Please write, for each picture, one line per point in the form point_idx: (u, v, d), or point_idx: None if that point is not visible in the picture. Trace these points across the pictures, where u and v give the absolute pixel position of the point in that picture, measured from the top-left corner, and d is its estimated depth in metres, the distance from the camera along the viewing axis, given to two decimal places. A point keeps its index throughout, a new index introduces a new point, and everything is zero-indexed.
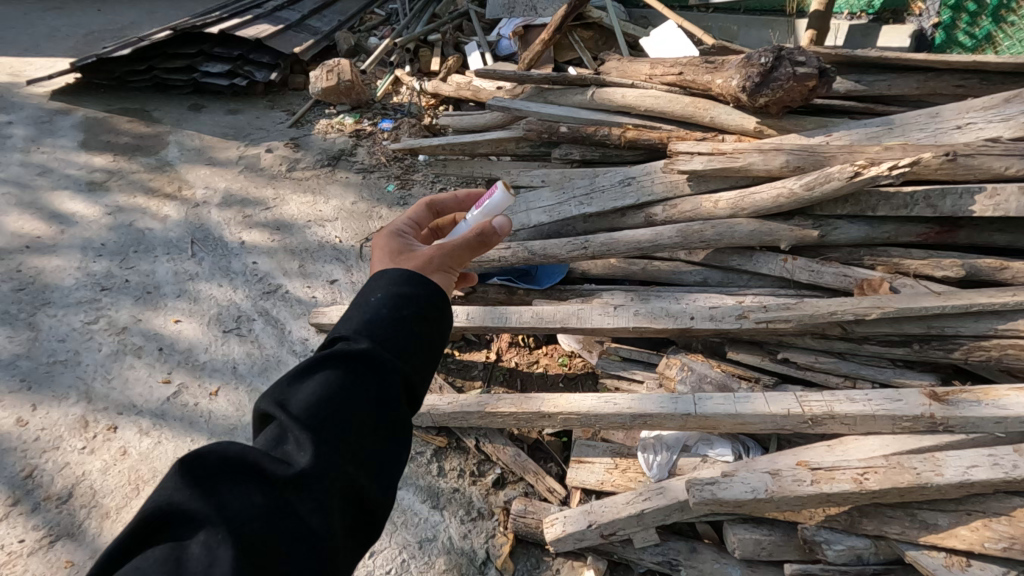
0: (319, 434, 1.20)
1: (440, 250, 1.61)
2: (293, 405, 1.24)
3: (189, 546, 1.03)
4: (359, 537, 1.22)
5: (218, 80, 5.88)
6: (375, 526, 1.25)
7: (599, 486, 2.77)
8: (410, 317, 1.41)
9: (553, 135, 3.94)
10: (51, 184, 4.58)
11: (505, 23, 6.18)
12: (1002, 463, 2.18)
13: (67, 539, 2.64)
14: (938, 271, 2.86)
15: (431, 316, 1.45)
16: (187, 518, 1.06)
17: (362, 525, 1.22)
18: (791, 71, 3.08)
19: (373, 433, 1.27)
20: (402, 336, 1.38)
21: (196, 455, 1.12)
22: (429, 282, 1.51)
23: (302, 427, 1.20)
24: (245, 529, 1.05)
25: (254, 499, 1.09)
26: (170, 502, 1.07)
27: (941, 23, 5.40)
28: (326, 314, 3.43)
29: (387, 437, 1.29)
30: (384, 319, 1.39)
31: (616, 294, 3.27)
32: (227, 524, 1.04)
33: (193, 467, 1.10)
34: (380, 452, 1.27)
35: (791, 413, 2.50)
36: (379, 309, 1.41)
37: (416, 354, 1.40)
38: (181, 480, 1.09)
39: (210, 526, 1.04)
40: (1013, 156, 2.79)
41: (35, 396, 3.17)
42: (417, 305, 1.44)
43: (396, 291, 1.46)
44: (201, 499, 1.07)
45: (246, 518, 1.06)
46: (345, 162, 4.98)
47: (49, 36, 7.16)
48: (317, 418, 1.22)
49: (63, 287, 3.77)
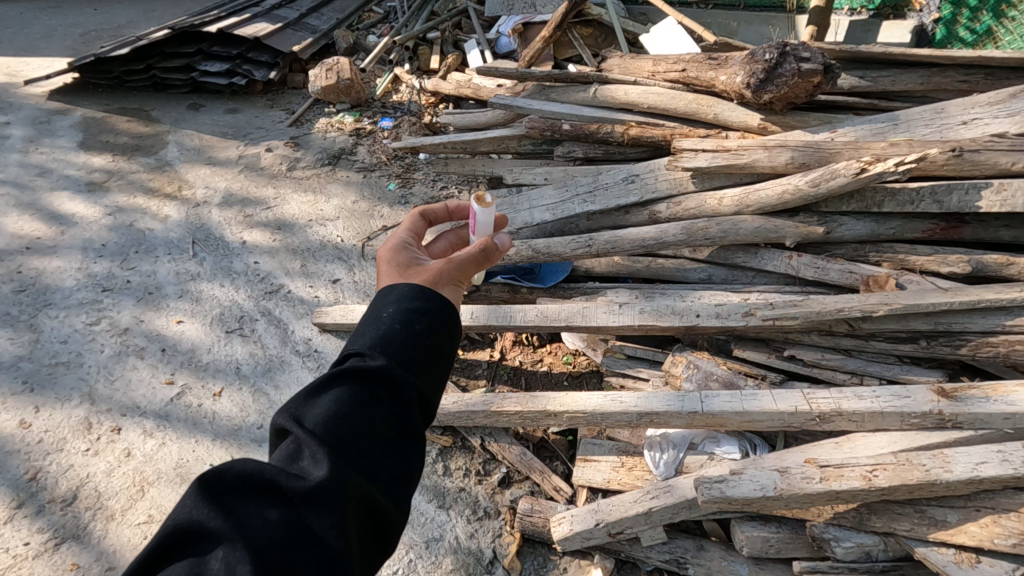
0: (336, 451, 1.19)
1: (449, 263, 1.61)
2: (308, 422, 1.23)
3: (208, 563, 1.02)
4: (374, 556, 1.20)
5: (217, 79, 5.85)
6: (390, 545, 1.23)
7: (605, 485, 2.75)
8: (424, 331, 1.41)
9: (556, 133, 3.93)
10: (51, 184, 4.56)
11: (505, 21, 6.15)
12: (1011, 459, 2.17)
13: (72, 541, 2.62)
14: (945, 267, 2.84)
15: (441, 329, 1.44)
16: (208, 535, 1.05)
17: (377, 543, 1.21)
18: (796, 67, 3.06)
19: (390, 449, 1.25)
20: (416, 351, 1.37)
21: (216, 473, 1.11)
22: (443, 297, 1.52)
23: (318, 443, 1.19)
24: (264, 547, 1.05)
25: (272, 515, 1.08)
26: (191, 519, 1.06)
27: (941, 18, 5.42)
28: (330, 314, 3.54)
29: (403, 453, 1.27)
30: (397, 335, 1.38)
31: (620, 291, 3.27)
32: (247, 541, 1.04)
33: (213, 485, 1.10)
34: (396, 469, 1.26)
35: (799, 411, 2.49)
36: (393, 325, 1.40)
37: (430, 369, 1.39)
38: (201, 498, 1.09)
39: (229, 543, 1.03)
40: (1019, 151, 2.77)
41: (38, 398, 3.15)
42: (431, 319, 1.44)
43: (409, 305, 1.45)
44: (221, 517, 1.06)
45: (265, 536, 1.06)
46: (345, 161, 4.96)
47: (45, 36, 7.13)
48: (333, 435, 1.21)
49: (65, 288, 3.75)
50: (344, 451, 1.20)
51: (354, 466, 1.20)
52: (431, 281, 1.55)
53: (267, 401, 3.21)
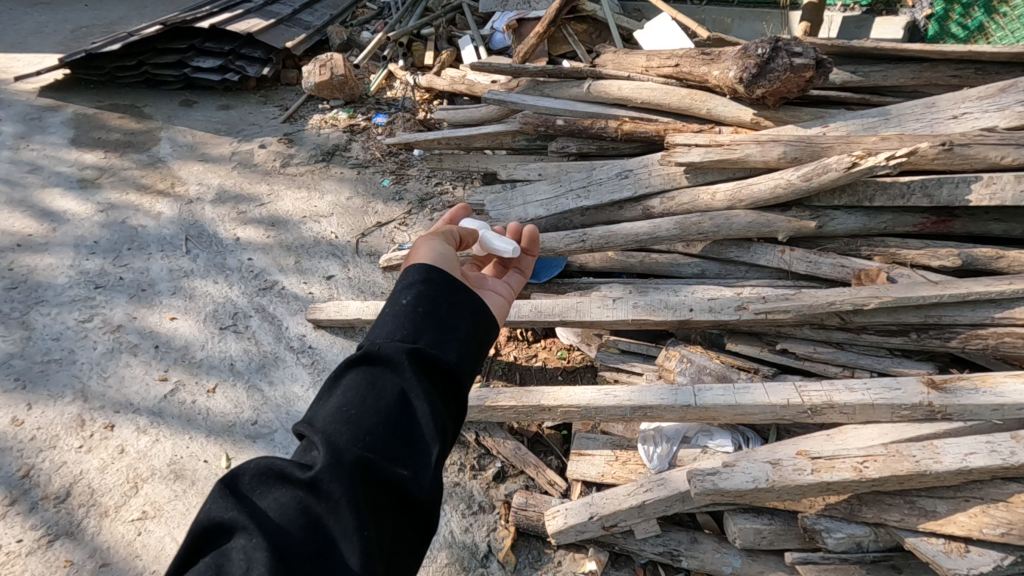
0: (343, 435, 1.20)
1: (436, 241, 1.64)
2: (317, 416, 1.25)
3: (230, 552, 1.05)
4: (408, 531, 1.18)
5: (209, 75, 5.82)
6: (428, 517, 1.20)
7: (599, 479, 2.77)
8: (418, 301, 1.40)
9: (550, 128, 3.93)
10: (43, 181, 4.53)
11: (498, 17, 6.13)
12: (999, 449, 2.20)
13: (66, 538, 2.62)
14: (935, 260, 2.88)
15: (439, 295, 1.42)
16: (228, 529, 1.08)
17: (410, 516, 1.18)
18: (788, 62, 3.08)
19: (400, 423, 1.24)
20: (413, 322, 1.36)
21: (233, 474, 1.16)
22: (438, 265, 1.52)
23: (324, 431, 1.20)
24: (279, 531, 1.07)
25: (287, 503, 1.10)
26: (209, 517, 1.10)
27: (933, 14, 5.49)
28: (324, 310, 3.53)
29: (417, 425, 1.25)
30: (392, 313, 1.39)
31: (614, 286, 3.29)
32: (261, 527, 1.06)
33: (230, 484, 1.14)
34: (413, 442, 1.24)
35: (791, 403, 2.51)
36: (386, 308, 1.41)
37: (433, 336, 1.36)
38: (219, 496, 1.12)
39: (245, 531, 1.06)
40: (1009, 145, 2.80)
41: (30, 395, 3.14)
42: (422, 287, 1.43)
43: (399, 284, 1.46)
44: (235, 508, 1.10)
45: (280, 523, 1.08)
46: (339, 157, 4.95)
47: (36, 32, 7.08)
48: (337, 420, 1.22)
49: (57, 286, 3.73)
50: (351, 433, 1.20)
51: (363, 445, 1.19)
52: (430, 259, 1.55)
53: (261, 397, 3.21)
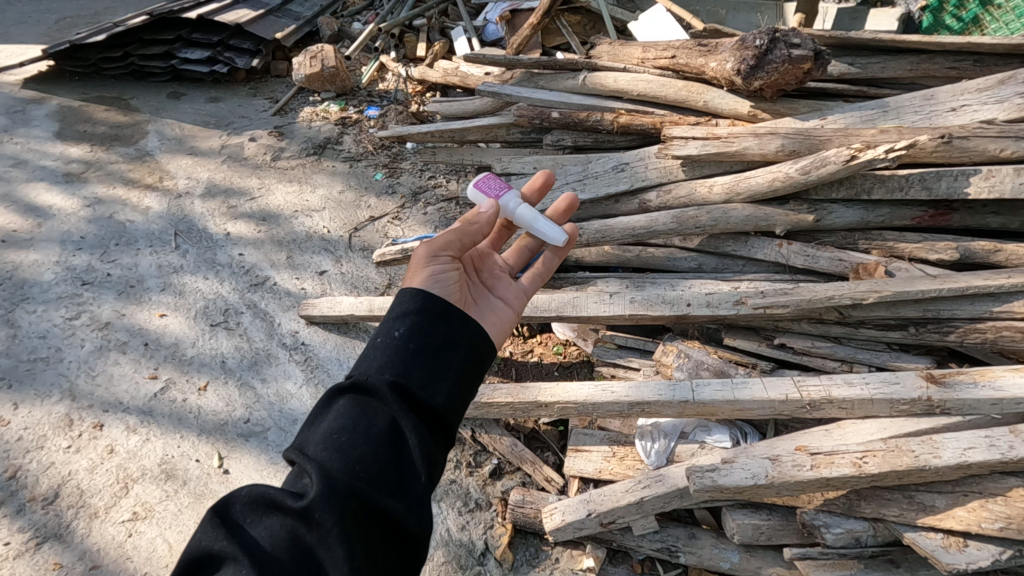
0: (336, 464, 1.17)
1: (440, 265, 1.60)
2: (309, 442, 1.22)
3: None
4: (397, 560, 1.14)
5: (197, 67, 5.73)
6: (417, 550, 1.16)
7: (597, 475, 2.74)
8: (411, 334, 1.36)
9: (545, 121, 3.89)
10: (27, 175, 4.44)
11: (492, 7, 6.07)
12: (998, 444, 2.19)
13: (54, 540, 2.57)
14: (932, 254, 2.85)
15: (434, 327, 1.38)
16: (217, 559, 1.06)
17: (400, 547, 1.15)
18: (786, 54, 3.03)
19: (393, 454, 1.20)
20: (404, 355, 1.33)
21: (224, 502, 1.13)
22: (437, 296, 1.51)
23: (317, 460, 1.17)
24: (271, 560, 1.05)
25: (278, 532, 1.08)
26: (198, 547, 1.07)
27: (929, 6, 5.47)
28: (316, 307, 3.47)
29: (410, 456, 1.22)
30: (384, 345, 1.35)
31: (611, 281, 3.24)
32: (251, 558, 1.04)
33: (221, 512, 1.12)
34: (404, 473, 1.20)
35: (790, 399, 2.49)
36: (378, 338, 1.37)
37: (426, 370, 1.32)
38: (210, 525, 1.10)
39: (235, 562, 1.04)
40: (1008, 137, 2.77)
41: (16, 395, 3.08)
42: (416, 318, 1.38)
43: (391, 314, 1.41)
44: (226, 538, 1.07)
45: (271, 552, 1.05)
46: (331, 151, 4.88)
47: (20, 22, 6.94)
48: (329, 448, 1.19)
49: (42, 283, 3.66)
50: (343, 463, 1.17)
51: (356, 475, 1.16)
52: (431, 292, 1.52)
53: (254, 395, 3.17)
